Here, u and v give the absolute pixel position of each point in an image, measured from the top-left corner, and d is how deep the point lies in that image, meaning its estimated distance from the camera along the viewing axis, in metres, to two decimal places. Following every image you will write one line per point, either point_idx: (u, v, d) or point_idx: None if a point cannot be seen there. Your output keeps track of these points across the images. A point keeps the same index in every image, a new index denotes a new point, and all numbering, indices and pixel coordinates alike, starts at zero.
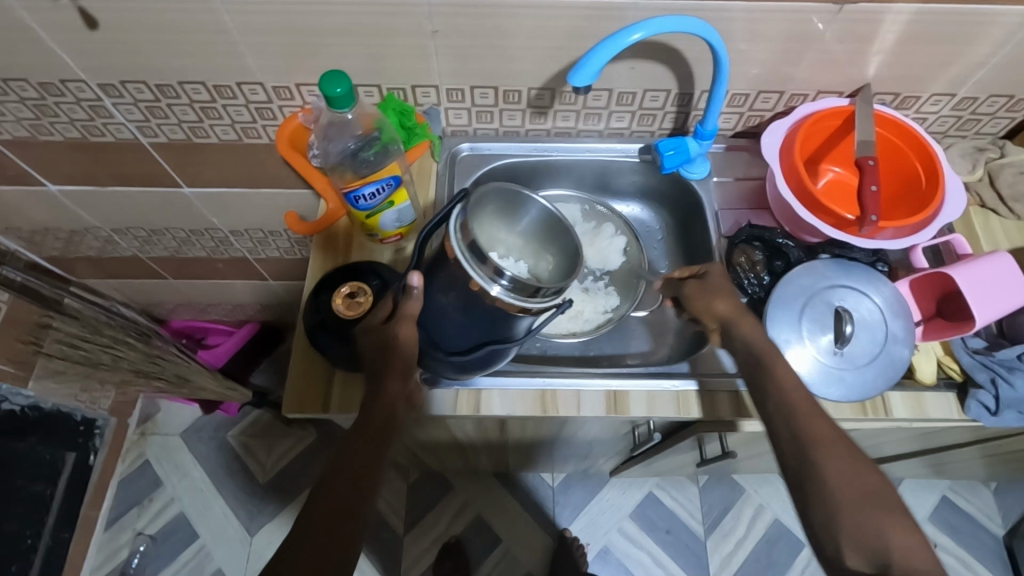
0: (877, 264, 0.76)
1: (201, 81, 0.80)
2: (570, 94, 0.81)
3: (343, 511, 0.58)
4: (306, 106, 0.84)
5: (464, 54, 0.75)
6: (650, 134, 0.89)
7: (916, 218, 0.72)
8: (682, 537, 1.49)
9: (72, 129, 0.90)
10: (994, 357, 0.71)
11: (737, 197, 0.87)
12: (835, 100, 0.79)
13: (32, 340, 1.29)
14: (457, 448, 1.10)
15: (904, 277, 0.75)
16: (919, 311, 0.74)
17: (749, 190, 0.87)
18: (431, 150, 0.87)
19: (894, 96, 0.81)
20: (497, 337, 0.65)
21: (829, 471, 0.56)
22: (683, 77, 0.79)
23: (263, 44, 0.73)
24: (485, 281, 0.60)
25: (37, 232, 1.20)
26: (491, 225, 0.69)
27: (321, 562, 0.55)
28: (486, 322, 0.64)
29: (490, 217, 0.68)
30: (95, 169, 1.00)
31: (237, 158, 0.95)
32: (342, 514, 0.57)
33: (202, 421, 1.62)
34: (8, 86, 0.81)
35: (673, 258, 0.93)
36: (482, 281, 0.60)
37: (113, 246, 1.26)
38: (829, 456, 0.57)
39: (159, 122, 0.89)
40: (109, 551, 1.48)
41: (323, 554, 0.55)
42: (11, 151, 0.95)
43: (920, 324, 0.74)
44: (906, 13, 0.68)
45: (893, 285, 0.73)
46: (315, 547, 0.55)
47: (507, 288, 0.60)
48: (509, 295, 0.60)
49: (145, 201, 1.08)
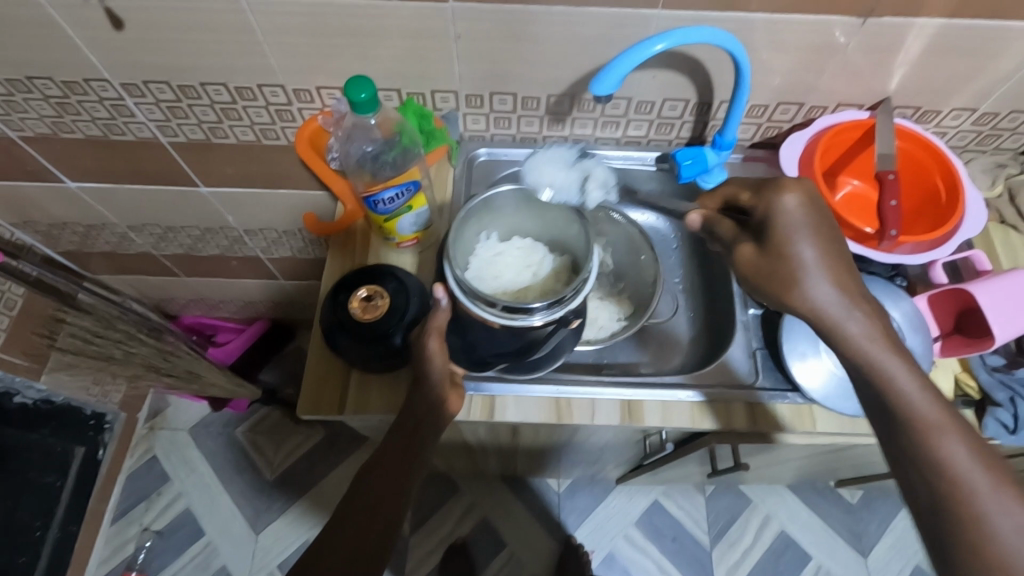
0: (896, 278, 0.76)
1: (223, 83, 0.81)
2: (589, 101, 0.82)
3: (375, 504, 0.64)
4: (326, 108, 0.84)
5: (484, 60, 0.75)
6: (667, 143, 0.89)
7: (937, 233, 0.72)
8: (687, 546, 1.48)
9: (94, 126, 0.91)
10: (1014, 376, 0.71)
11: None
12: (855, 114, 0.79)
13: (47, 333, 1.30)
14: (466, 452, 1.10)
15: (924, 292, 0.75)
16: (937, 327, 0.74)
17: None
18: (448, 154, 0.87)
19: (915, 110, 0.81)
20: (526, 347, 0.69)
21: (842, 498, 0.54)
22: (702, 86, 0.79)
23: (285, 46, 0.74)
24: (512, 316, 0.64)
25: (55, 227, 1.21)
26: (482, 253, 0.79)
27: (356, 547, 0.61)
28: (518, 340, 0.68)
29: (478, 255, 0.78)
30: (114, 167, 1.01)
31: (256, 159, 0.96)
32: (374, 508, 0.64)
33: (211, 417, 1.63)
34: (33, 83, 0.82)
35: (688, 267, 0.91)
36: (510, 318, 0.64)
37: (128, 242, 1.27)
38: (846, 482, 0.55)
39: (180, 122, 0.89)
40: (116, 545, 1.49)
41: (358, 540, 0.62)
42: (32, 147, 0.96)
43: (938, 339, 0.73)
44: (930, 27, 0.68)
45: (912, 300, 0.73)
46: (351, 533, 0.62)
47: (539, 309, 0.64)
48: (538, 314, 0.64)
49: (163, 198, 1.09)
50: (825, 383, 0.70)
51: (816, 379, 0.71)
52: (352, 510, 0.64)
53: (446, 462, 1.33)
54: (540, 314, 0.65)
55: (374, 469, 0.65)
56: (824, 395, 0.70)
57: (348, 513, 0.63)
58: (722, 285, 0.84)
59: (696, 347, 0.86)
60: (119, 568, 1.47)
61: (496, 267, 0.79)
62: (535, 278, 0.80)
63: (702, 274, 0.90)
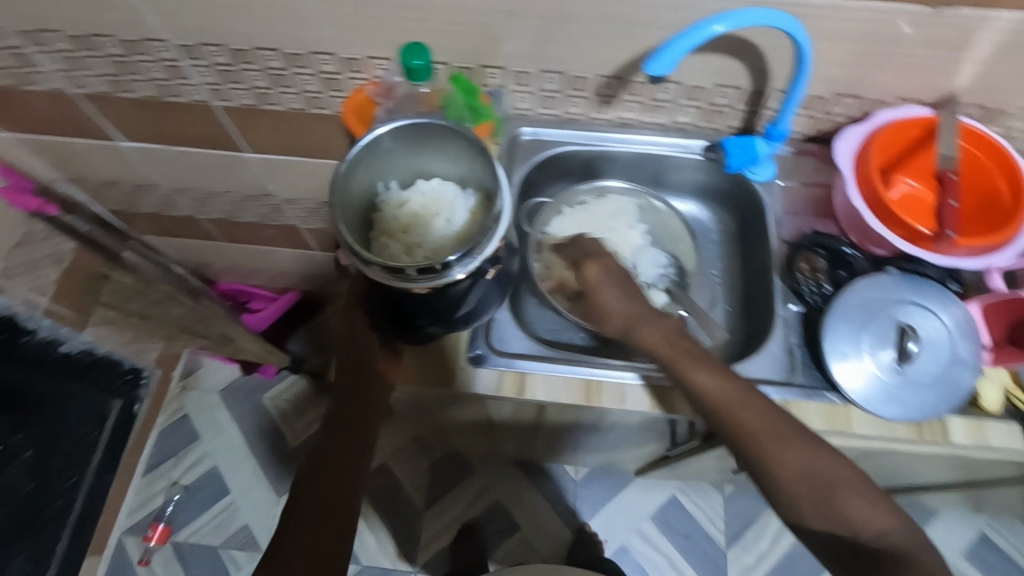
0: (948, 282, 0.73)
1: (276, 49, 0.82)
2: (637, 84, 0.80)
3: (331, 495, 0.67)
4: (374, 79, 0.84)
5: (535, 37, 0.74)
6: (715, 132, 0.87)
7: (997, 237, 0.69)
8: (700, 544, 1.47)
9: (150, 87, 0.93)
10: None
11: (800, 205, 0.84)
12: (916, 109, 0.76)
13: (92, 290, 1.34)
14: (488, 431, 1.11)
15: (977, 298, 0.72)
16: (989, 337, 0.71)
17: (814, 199, 0.84)
18: (493, 132, 0.85)
19: (981, 109, 0.77)
20: (447, 308, 0.69)
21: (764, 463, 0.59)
22: (757, 74, 0.76)
23: (339, 14, 0.74)
24: (427, 275, 0.60)
25: (105, 186, 1.25)
26: (393, 208, 0.76)
27: (318, 536, 0.63)
28: (439, 300, 0.67)
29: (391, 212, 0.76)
30: (164, 128, 1.03)
31: (301, 127, 0.97)
32: (329, 499, 0.66)
33: (240, 381, 1.67)
34: (95, 41, 0.85)
35: (729, 263, 0.91)
36: (426, 278, 0.61)
37: (173, 205, 1.31)
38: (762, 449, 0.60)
39: (231, 87, 0.91)
40: (146, 497, 1.55)
41: (319, 531, 0.63)
42: (89, 105, 1.00)
43: (989, 349, 0.70)
44: (1005, 22, 0.65)
45: (965, 306, 0.70)
46: (310, 528, 0.63)
47: (456, 262, 0.61)
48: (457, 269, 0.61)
49: (209, 163, 1.11)
50: (867, 385, 0.68)
51: (856, 379, 0.69)
52: (306, 506, 0.66)
53: (467, 442, 1.34)
54: (459, 264, 0.61)
55: (328, 452, 0.70)
56: (863, 396, 0.68)
57: (301, 509, 0.65)
58: (764, 280, 0.82)
59: (731, 341, 0.85)
60: (147, 519, 1.53)
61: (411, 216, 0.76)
62: (450, 222, 0.74)
63: (743, 270, 0.89)
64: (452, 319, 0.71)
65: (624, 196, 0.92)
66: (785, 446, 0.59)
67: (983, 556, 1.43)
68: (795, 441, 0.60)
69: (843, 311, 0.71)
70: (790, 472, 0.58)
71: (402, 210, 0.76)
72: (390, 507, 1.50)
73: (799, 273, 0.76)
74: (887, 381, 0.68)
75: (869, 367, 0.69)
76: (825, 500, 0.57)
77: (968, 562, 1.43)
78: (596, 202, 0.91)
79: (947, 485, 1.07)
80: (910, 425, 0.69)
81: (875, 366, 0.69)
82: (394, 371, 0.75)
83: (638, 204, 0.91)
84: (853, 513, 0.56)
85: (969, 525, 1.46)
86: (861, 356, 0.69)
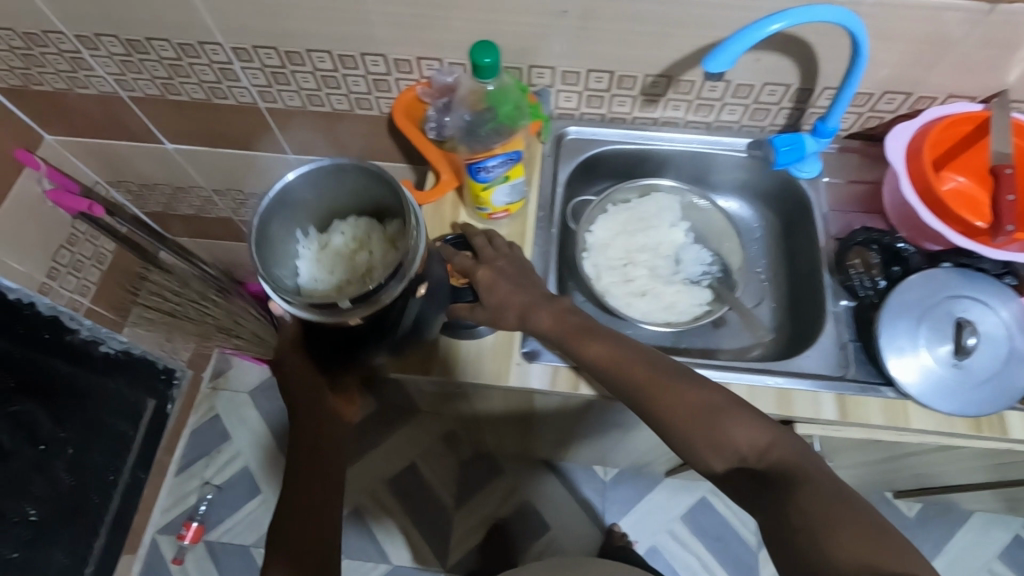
0: (1006, 276, 0.73)
1: (328, 51, 0.83)
2: (685, 83, 0.81)
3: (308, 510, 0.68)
4: (424, 79, 0.86)
5: (587, 36, 0.75)
6: (760, 130, 0.87)
7: None
8: (732, 545, 1.47)
9: (199, 90, 0.95)
10: None
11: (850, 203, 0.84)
12: (968, 105, 0.76)
13: (130, 288, 1.43)
14: (526, 430, 1.11)
15: None
16: None
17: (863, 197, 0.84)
18: (540, 131, 0.87)
19: None
20: (386, 334, 0.69)
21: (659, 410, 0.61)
22: (807, 71, 0.77)
23: (394, 15, 0.76)
24: (359, 308, 0.62)
25: (146, 188, 1.28)
26: (314, 260, 0.74)
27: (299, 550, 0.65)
28: (378, 328, 0.68)
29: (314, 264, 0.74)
30: (210, 130, 1.05)
31: (346, 128, 0.98)
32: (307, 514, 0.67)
33: (270, 381, 1.69)
34: (151, 45, 0.87)
35: (773, 260, 0.91)
36: (356, 311, 0.62)
37: (210, 207, 1.32)
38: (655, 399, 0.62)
39: (280, 89, 0.92)
40: (178, 496, 1.56)
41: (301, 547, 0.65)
42: (138, 108, 1.02)
43: None
44: None
45: (1021, 302, 0.70)
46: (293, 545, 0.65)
47: (383, 288, 0.62)
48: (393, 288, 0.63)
49: (251, 165, 1.13)
50: (925, 379, 0.68)
51: (912, 373, 0.69)
52: (283, 526, 0.67)
53: (499, 442, 1.35)
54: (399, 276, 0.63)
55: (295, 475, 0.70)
56: (920, 390, 0.68)
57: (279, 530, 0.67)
58: (811, 278, 0.82)
59: (778, 338, 0.85)
60: (180, 518, 1.54)
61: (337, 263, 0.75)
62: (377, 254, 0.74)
63: (789, 268, 0.89)
64: (395, 337, 0.71)
65: (670, 193, 0.91)
66: (680, 393, 0.61)
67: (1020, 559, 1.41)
68: (687, 384, 0.62)
69: (899, 306, 0.71)
70: (680, 413, 0.60)
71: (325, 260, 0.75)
72: (421, 507, 1.51)
73: (852, 269, 0.77)
74: (945, 375, 0.68)
75: (926, 361, 0.69)
76: (711, 428, 0.59)
77: (1005, 564, 1.41)
78: (641, 200, 0.91)
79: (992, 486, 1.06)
80: (968, 420, 0.69)
81: (931, 360, 0.69)
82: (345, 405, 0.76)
83: (682, 202, 0.91)
84: (735, 435, 0.59)
85: (1006, 527, 1.44)
86: (917, 351, 0.69)
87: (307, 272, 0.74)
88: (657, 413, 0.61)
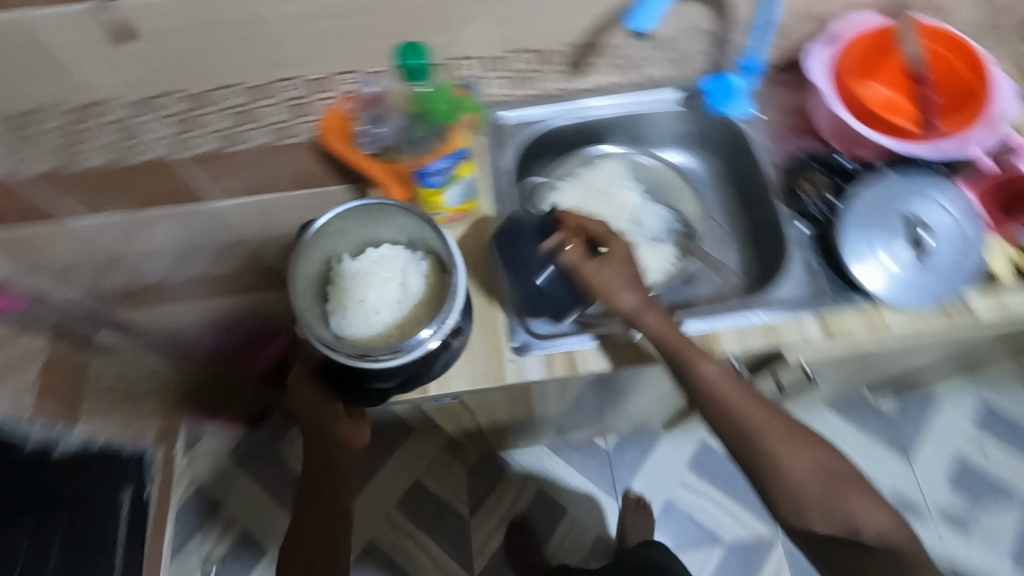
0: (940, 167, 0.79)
1: (239, 84, 0.79)
2: (611, 46, 0.81)
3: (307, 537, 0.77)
4: (345, 95, 0.83)
5: (506, 18, 0.74)
6: (688, 77, 0.89)
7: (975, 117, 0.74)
8: (741, 478, 1.52)
9: (103, 154, 0.88)
10: None
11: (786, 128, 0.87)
12: (868, 18, 0.80)
13: (77, 381, 1.31)
14: (528, 418, 1.10)
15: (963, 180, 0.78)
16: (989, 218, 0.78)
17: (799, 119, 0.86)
18: (477, 124, 0.85)
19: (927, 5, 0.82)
20: (414, 371, 0.71)
21: (784, 462, 0.66)
22: (721, 14, 0.79)
23: (307, 32, 0.72)
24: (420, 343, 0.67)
25: (66, 270, 1.17)
26: (343, 281, 0.74)
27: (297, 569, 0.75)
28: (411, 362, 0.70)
29: (342, 284, 0.74)
30: (124, 194, 0.98)
31: (275, 161, 0.93)
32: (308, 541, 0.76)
33: None
34: (40, 116, 0.79)
35: (728, 205, 0.93)
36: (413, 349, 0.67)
37: (142, 275, 1.23)
38: (783, 451, 0.66)
39: (193, 135, 0.87)
40: None
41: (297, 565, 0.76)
42: (38, 187, 0.93)
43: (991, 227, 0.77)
44: None
45: (957, 191, 0.77)
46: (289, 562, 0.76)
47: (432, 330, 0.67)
48: (388, 361, 0.67)
49: (178, 220, 1.05)
50: (893, 283, 0.74)
51: (877, 279, 0.74)
52: (293, 544, 0.76)
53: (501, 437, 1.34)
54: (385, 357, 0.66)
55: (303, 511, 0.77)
56: (889, 293, 0.73)
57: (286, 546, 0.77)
58: (766, 211, 0.85)
59: (748, 276, 0.88)
60: None
61: (360, 290, 0.73)
62: (403, 288, 0.74)
63: (746, 207, 0.91)
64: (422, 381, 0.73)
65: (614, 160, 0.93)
66: (805, 452, 0.66)
67: (994, 425, 1.48)
68: (803, 441, 0.67)
69: (854, 219, 0.76)
70: (807, 485, 0.65)
71: (353, 283, 0.74)
72: (437, 523, 1.49)
73: (804, 194, 0.80)
74: (906, 274, 0.74)
75: (887, 266, 0.74)
76: (833, 498, 0.65)
77: (982, 433, 1.47)
78: (591, 169, 0.92)
79: (962, 364, 1.12)
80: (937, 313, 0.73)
81: (896, 266, 0.74)
82: (354, 433, 0.76)
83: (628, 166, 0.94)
84: (857, 511, 0.65)
85: (973, 397, 1.51)
86: (877, 258, 0.74)
87: (337, 296, 0.74)
88: (784, 477, 0.65)
